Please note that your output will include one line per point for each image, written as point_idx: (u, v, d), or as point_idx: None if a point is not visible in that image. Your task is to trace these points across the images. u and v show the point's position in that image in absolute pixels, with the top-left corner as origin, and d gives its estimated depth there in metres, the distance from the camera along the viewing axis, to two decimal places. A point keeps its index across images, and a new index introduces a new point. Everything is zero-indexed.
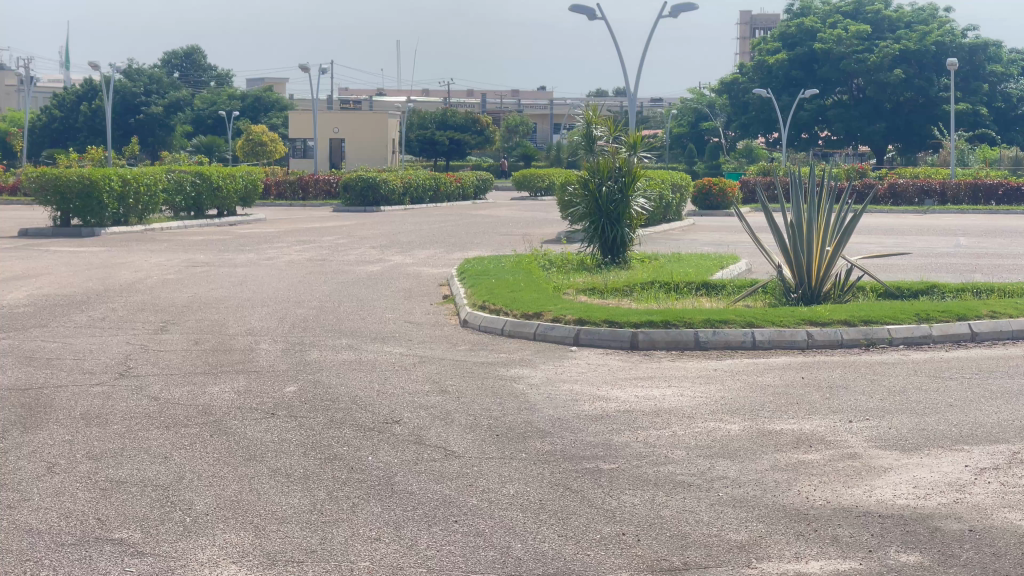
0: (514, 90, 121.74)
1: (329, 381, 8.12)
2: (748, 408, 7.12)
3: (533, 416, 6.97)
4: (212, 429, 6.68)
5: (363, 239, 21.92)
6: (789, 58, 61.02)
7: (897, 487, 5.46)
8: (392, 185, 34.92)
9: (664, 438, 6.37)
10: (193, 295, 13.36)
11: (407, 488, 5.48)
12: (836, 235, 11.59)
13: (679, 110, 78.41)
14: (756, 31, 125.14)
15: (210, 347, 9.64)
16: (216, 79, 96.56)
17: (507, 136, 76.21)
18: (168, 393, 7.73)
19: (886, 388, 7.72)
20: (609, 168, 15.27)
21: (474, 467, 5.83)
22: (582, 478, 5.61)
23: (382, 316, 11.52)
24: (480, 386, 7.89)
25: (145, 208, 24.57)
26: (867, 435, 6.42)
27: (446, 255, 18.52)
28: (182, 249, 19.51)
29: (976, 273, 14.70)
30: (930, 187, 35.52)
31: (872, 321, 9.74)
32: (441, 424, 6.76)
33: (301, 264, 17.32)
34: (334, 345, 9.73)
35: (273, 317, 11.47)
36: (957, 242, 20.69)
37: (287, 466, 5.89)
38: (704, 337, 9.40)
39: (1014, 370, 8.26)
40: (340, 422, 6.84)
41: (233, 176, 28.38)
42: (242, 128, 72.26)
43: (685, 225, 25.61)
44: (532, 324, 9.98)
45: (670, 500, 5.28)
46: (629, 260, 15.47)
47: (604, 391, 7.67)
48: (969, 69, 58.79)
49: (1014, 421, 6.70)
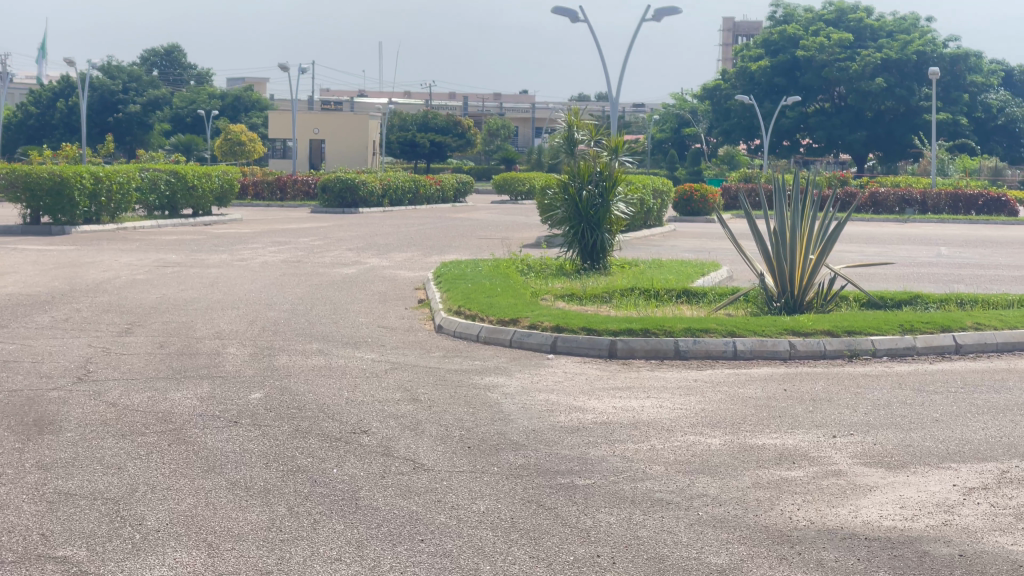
0: (496, 95, 121.99)
1: (297, 388, 7.85)
2: (729, 421, 6.88)
3: (507, 427, 6.72)
4: (171, 438, 6.42)
5: (339, 241, 21.63)
6: (771, 65, 60.96)
7: (883, 507, 5.23)
8: (370, 187, 34.63)
9: (642, 452, 6.13)
10: (161, 296, 13.08)
11: (373, 504, 5.23)
12: (819, 245, 11.36)
13: (661, 116, 78.70)
14: (738, 38, 125.84)
15: (176, 351, 9.37)
16: (195, 78, 96.28)
17: (488, 138, 76.49)
18: (127, 398, 7.46)
19: (870, 401, 7.51)
20: (590, 172, 15.09)
21: (443, 481, 5.59)
22: (556, 496, 5.35)
23: (356, 320, 11.27)
24: (453, 395, 7.64)
25: (117, 206, 24.18)
26: (852, 452, 6.19)
27: (422, 259, 18.21)
28: (154, 248, 19.19)
29: (959, 283, 14.49)
30: (911, 196, 35.57)
31: (855, 332, 9.52)
32: (410, 435, 6.52)
33: (275, 265, 17.05)
34: (302, 349, 9.49)
35: (242, 320, 11.20)
36: (939, 251, 20.57)
37: (247, 478, 5.64)
38: (684, 346, 9.18)
39: (1002, 384, 8.05)
40: (307, 432, 6.58)
41: (210, 175, 28.08)
42: (220, 126, 71.95)
43: (666, 230, 25.45)
44: (507, 332, 9.73)
45: (648, 518, 5.04)
46: (608, 267, 15.22)
47: (581, 402, 7.43)
48: (950, 79, 58.53)
49: (1002, 438, 6.49)
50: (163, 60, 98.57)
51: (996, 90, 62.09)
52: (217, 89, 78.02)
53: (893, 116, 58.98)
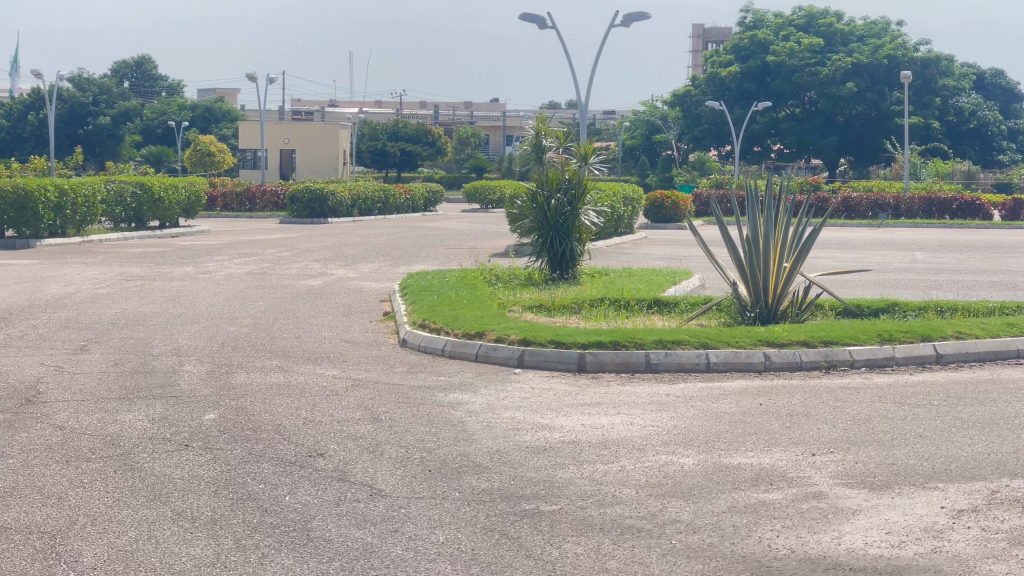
0: (466, 103, 121.95)
1: (253, 409, 7.50)
2: (701, 439, 6.59)
3: (471, 447, 6.42)
4: (117, 465, 6.07)
5: (306, 252, 21.28)
6: (741, 71, 60.39)
7: (868, 533, 4.96)
8: (340, 197, 34.25)
9: (611, 474, 5.83)
10: (120, 310, 12.73)
11: (324, 535, 4.92)
12: (792, 253, 11.10)
13: (632, 122, 78.68)
14: (709, 44, 126.05)
15: (130, 369, 9.01)
16: (166, 89, 95.63)
17: (458, 147, 76.23)
18: (75, 422, 7.10)
19: (850, 415, 7.24)
20: (558, 180, 14.78)
21: (401, 509, 5.26)
22: (520, 523, 5.04)
23: (319, 334, 10.93)
24: (414, 415, 7.31)
25: (83, 219, 23.71)
26: (832, 471, 5.91)
27: (390, 269, 17.91)
28: (118, 262, 18.79)
29: (934, 290, 14.24)
30: (884, 201, 35.57)
31: (833, 342, 9.25)
32: (369, 457, 6.20)
33: (241, 277, 16.70)
34: (263, 366, 9.15)
35: (201, 335, 10.85)
36: (915, 256, 20.33)
37: (193, 508, 5.31)
38: (656, 359, 8.88)
39: (987, 396, 7.79)
40: (260, 456, 6.25)
41: (177, 187, 27.65)
42: (190, 138, 71.41)
43: (637, 238, 25.17)
44: (473, 346, 9.41)
45: (618, 548, 4.74)
46: (578, 275, 14.92)
47: (548, 420, 7.12)
48: (921, 83, 58.58)
49: (989, 454, 6.22)
50: (136, 72, 97.97)
51: (968, 95, 62.29)
52: (187, 100, 77.53)
53: (864, 121, 58.98)
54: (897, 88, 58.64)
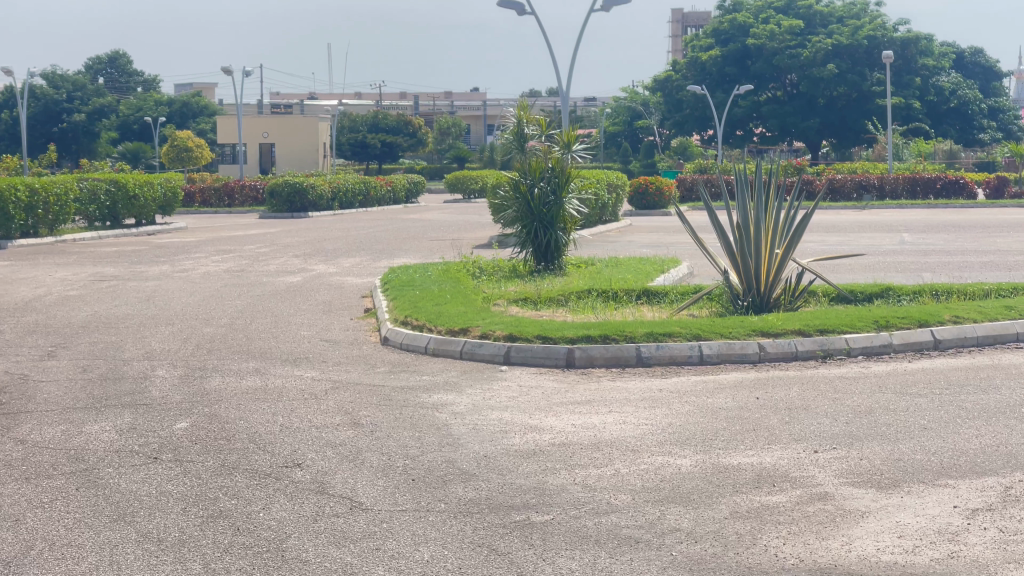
0: (446, 93, 121.49)
1: (227, 415, 7.17)
2: (698, 437, 6.28)
3: (457, 453, 6.09)
4: (80, 481, 5.73)
5: (285, 248, 20.90)
6: (722, 54, 60.42)
7: (880, 538, 4.64)
8: (319, 190, 33.82)
9: (605, 479, 5.51)
10: (92, 312, 12.38)
11: (301, 556, 4.59)
12: (785, 237, 10.79)
13: (613, 109, 78.36)
14: (687, 29, 125.68)
15: (98, 375, 8.65)
16: (142, 84, 94.72)
17: (439, 137, 75.70)
18: (38, 434, 6.77)
19: (851, 407, 6.94)
20: (541, 168, 14.42)
21: (382, 524, 4.94)
22: (510, 537, 4.73)
23: (296, 334, 10.60)
24: (396, 418, 6.98)
25: (56, 219, 23.30)
26: (837, 469, 5.60)
27: (372, 263, 17.59)
28: (92, 262, 18.39)
29: (927, 273, 13.93)
30: (868, 182, 35.19)
31: (829, 330, 8.94)
32: (348, 467, 5.87)
33: (217, 275, 16.35)
34: (239, 369, 8.82)
35: (175, 338, 10.49)
36: (902, 238, 20.06)
37: (160, 528, 4.97)
38: (647, 352, 8.57)
39: (991, 384, 7.49)
40: (233, 468, 5.92)
41: (151, 183, 27.19)
42: (166, 134, 70.81)
43: (622, 226, 24.86)
44: (458, 342, 9.09)
45: (616, 562, 4.42)
46: (563, 266, 14.62)
47: (536, 420, 6.80)
48: (901, 64, 58.34)
49: (999, 447, 5.92)
50: (111, 68, 97.11)
51: (948, 74, 62.16)
52: (163, 95, 76.89)
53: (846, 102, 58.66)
54: (878, 69, 58.36)
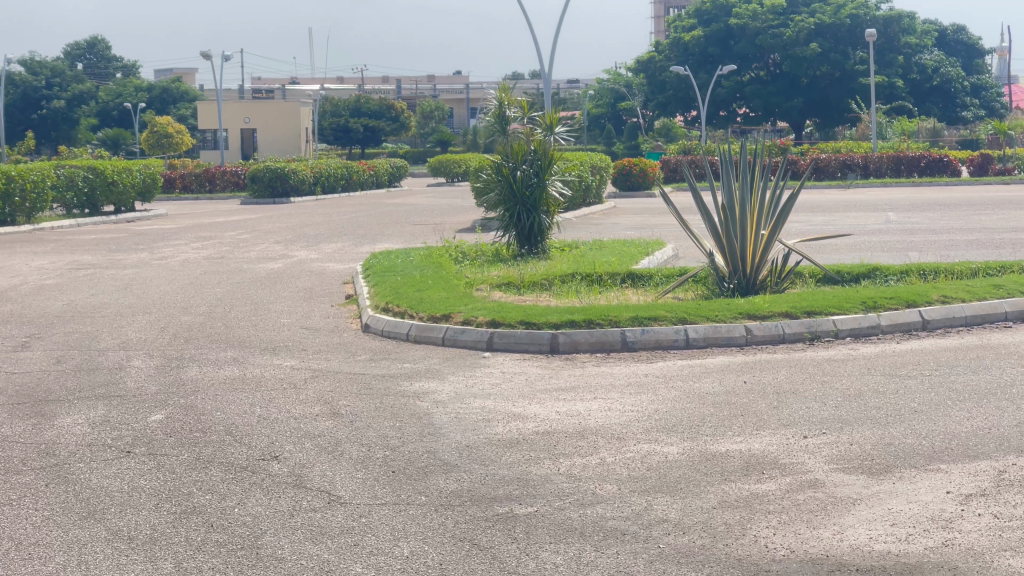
0: (429, 76, 121.16)
1: (203, 407, 7.00)
2: (685, 424, 6.14)
3: (438, 443, 5.95)
4: (50, 477, 5.57)
5: (266, 234, 20.72)
6: (705, 35, 60.24)
7: (872, 527, 4.51)
8: (301, 175, 33.59)
9: (590, 469, 5.37)
10: (69, 302, 12.19)
11: (276, 553, 4.44)
12: (770, 219, 10.65)
13: (596, 91, 78.13)
14: (670, 10, 125.47)
15: (72, 367, 8.47)
16: (122, 70, 94.17)
17: (422, 121, 75.39)
18: (9, 428, 6.60)
19: (840, 391, 6.81)
20: (523, 151, 14.26)
21: (361, 518, 4.80)
22: (492, 530, 4.59)
23: (276, 321, 10.44)
24: (376, 408, 6.83)
25: (33, 207, 23.06)
26: (827, 455, 5.47)
27: (353, 249, 17.42)
28: (70, 250, 18.17)
29: (913, 252, 13.82)
30: (852, 161, 35.09)
31: (816, 312, 8.82)
32: (327, 459, 5.72)
33: (197, 262, 16.16)
34: (217, 358, 8.65)
35: (152, 327, 10.32)
36: (888, 217, 19.95)
37: (131, 526, 4.82)
38: (632, 337, 8.44)
39: (982, 364, 7.37)
40: (208, 462, 5.77)
41: (130, 170, 26.91)
42: (146, 120, 70.42)
43: (606, 208, 24.71)
44: (439, 329, 8.94)
45: (601, 556, 4.29)
46: (547, 250, 14.48)
47: (520, 408, 6.67)
48: (884, 42, 58.18)
49: (991, 429, 5.80)
50: (90, 54, 96.31)
51: (930, 52, 62.05)
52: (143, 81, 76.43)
53: (829, 81, 58.49)
54: (860, 47, 58.17)
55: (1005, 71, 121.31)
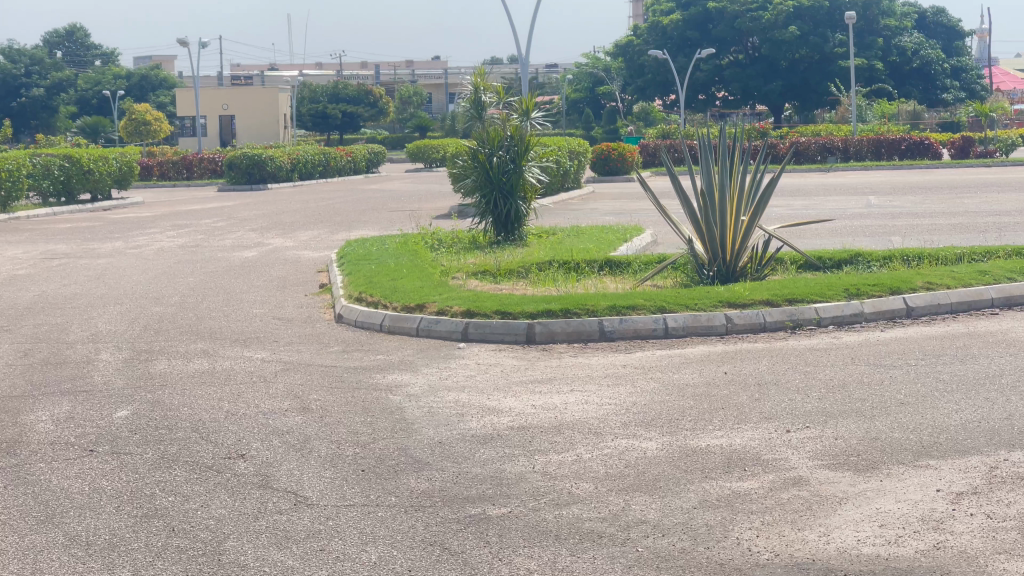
0: (408, 61, 120.74)
1: (170, 402, 6.79)
2: (664, 417, 5.97)
3: (410, 439, 5.77)
4: (7, 479, 5.36)
5: (242, 221, 20.46)
6: (684, 18, 60.05)
7: (860, 528, 4.35)
8: (278, 162, 33.29)
9: (567, 465, 5.19)
10: (39, 292, 11.95)
11: (238, 559, 4.25)
12: (750, 204, 10.48)
13: (575, 76, 77.92)
14: None
15: (38, 361, 8.24)
16: (100, 58, 93.52)
17: (400, 106, 75.05)
18: None
19: (822, 381, 6.66)
20: (500, 137, 14.04)
21: (328, 521, 4.61)
22: (464, 534, 4.41)
23: (249, 311, 10.23)
24: (348, 401, 6.64)
25: (8, 195, 22.75)
26: (810, 451, 5.31)
27: (329, 236, 17.19)
28: (43, 239, 17.89)
29: (895, 236, 13.68)
30: (832, 144, 34.92)
31: (797, 299, 8.67)
32: (294, 457, 5.53)
33: (171, 251, 15.91)
34: (186, 351, 8.44)
35: (122, 318, 10.09)
36: (867, 201, 19.81)
37: (89, 530, 4.62)
38: (610, 326, 8.26)
39: (969, 353, 7.23)
40: (173, 461, 5.57)
41: (106, 157, 26.58)
42: (124, 106, 69.92)
43: (584, 193, 24.54)
44: (413, 319, 8.74)
45: (577, 561, 4.11)
46: (524, 237, 14.27)
47: (495, 401, 6.49)
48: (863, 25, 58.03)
49: (979, 422, 5.65)
50: (68, 41, 95.55)
51: (909, 34, 61.93)
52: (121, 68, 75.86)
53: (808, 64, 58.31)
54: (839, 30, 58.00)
55: (982, 52, 121.65)
